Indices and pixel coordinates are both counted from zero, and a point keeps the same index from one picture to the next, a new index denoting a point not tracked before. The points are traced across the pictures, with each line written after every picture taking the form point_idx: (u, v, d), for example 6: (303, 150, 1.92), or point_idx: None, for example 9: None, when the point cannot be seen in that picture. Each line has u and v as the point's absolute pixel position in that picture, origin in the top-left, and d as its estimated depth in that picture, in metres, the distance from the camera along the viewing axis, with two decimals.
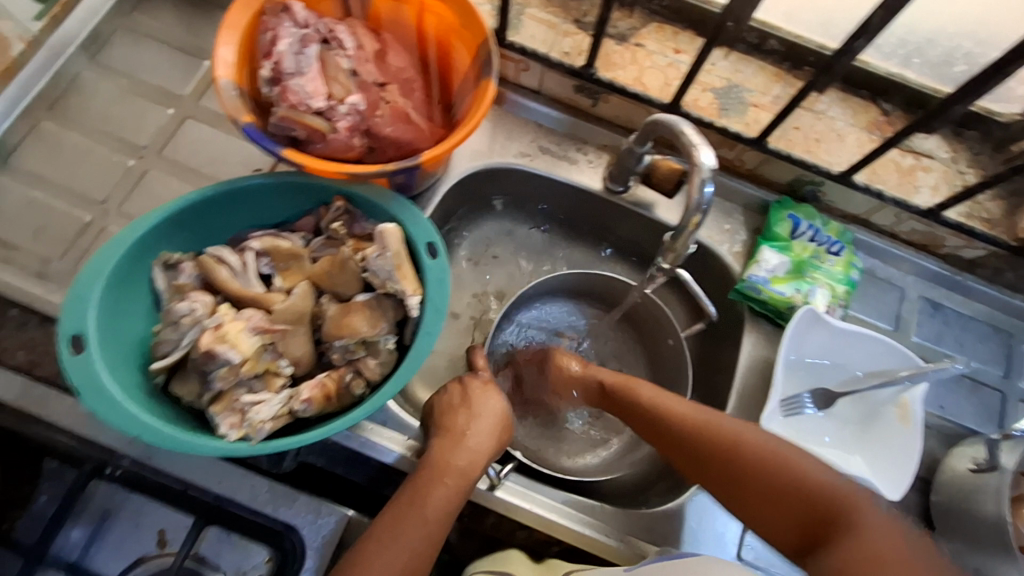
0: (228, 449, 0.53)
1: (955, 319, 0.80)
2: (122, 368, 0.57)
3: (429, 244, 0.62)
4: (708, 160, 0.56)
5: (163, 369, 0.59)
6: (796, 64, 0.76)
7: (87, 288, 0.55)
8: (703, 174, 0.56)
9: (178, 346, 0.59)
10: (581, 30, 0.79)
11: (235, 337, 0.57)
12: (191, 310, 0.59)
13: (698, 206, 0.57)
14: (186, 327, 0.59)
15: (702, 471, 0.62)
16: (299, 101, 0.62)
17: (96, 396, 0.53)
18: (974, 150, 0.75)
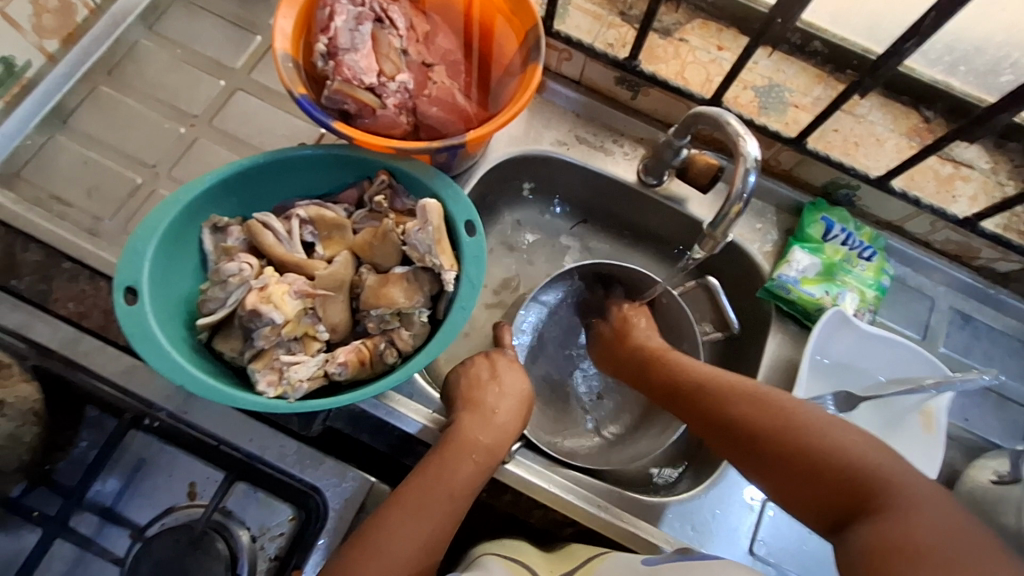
0: (267, 404, 0.56)
1: (984, 332, 0.79)
2: (170, 321, 0.59)
3: (467, 222, 0.63)
4: (753, 151, 0.57)
5: (208, 326, 0.61)
6: (839, 67, 0.77)
7: (143, 243, 0.58)
8: (747, 165, 0.57)
9: (223, 305, 0.61)
10: (625, 23, 0.80)
11: (279, 298, 0.59)
12: (240, 270, 0.61)
13: (739, 195, 0.58)
14: (233, 286, 0.61)
15: (732, 434, 0.62)
16: (353, 75, 0.64)
17: (147, 344, 0.56)
18: (1016, 161, 0.77)
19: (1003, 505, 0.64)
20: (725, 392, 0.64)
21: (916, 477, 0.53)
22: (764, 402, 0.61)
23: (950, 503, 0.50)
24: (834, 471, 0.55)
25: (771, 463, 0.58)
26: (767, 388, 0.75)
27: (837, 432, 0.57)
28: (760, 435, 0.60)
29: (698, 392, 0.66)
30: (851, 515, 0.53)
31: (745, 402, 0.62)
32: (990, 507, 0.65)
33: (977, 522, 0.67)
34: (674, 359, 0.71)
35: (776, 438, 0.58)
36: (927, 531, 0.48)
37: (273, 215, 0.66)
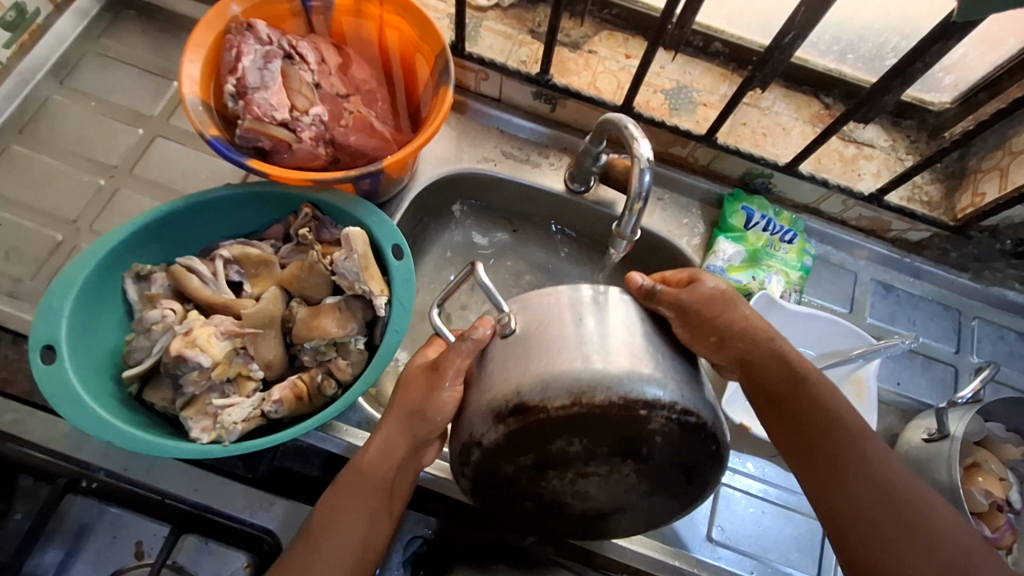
0: (200, 451, 0.55)
1: (906, 299, 0.83)
2: (94, 377, 0.58)
3: (395, 246, 0.63)
4: (646, 151, 0.59)
5: (136, 378, 0.60)
6: (740, 64, 0.81)
7: (59, 299, 0.57)
8: (642, 164, 0.59)
9: (149, 354, 0.60)
10: (536, 40, 0.83)
11: (206, 341, 0.58)
12: (163, 316, 0.60)
13: (639, 195, 0.59)
14: (157, 334, 0.60)
15: (774, 391, 0.56)
16: (264, 112, 0.64)
17: (68, 404, 0.54)
18: (913, 137, 0.81)
19: (935, 461, 0.67)
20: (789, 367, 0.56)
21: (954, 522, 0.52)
22: (862, 450, 0.54)
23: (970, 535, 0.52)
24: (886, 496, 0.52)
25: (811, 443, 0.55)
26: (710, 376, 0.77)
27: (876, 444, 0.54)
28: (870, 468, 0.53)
29: (792, 389, 0.56)
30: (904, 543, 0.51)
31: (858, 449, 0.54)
32: (925, 466, 0.68)
33: None
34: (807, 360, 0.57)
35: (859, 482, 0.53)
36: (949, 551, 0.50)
37: (199, 258, 0.65)
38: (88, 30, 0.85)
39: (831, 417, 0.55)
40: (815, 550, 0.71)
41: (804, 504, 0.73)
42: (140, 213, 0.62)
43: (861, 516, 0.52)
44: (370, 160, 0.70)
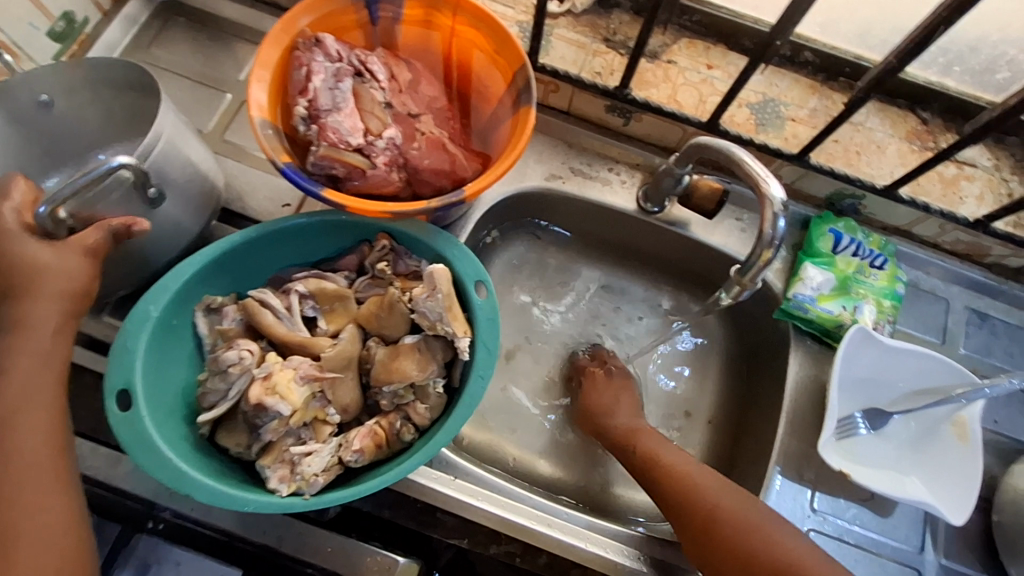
0: (284, 504, 0.52)
1: (1003, 329, 0.78)
2: (168, 421, 0.56)
3: (479, 283, 0.61)
4: (777, 191, 0.54)
5: (209, 421, 0.58)
6: (832, 75, 0.75)
7: (133, 339, 0.55)
8: (774, 207, 0.54)
9: (225, 397, 0.58)
10: (611, 49, 0.77)
11: (286, 388, 0.56)
12: (240, 358, 0.58)
13: (771, 239, 0.55)
14: (234, 376, 0.58)
15: (669, 501, 0.62)
16: (339, 138, 0.60)
17: (146, 454, 0.52)
18: (1018, 156, 0.75)
19: None
20: (659, 471, 0.64)
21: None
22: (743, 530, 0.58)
23: None
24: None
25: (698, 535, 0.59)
26: (794, 412, 0.73)
27: (756, 514, 0.59)
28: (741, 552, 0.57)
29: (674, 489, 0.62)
30: None
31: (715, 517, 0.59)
32: None
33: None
34: (695, 467, 0.63)
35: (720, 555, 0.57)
36: None
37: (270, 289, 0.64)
38: (137, 38, 0.81)
39: (702, 501, 0.60)
40: None
41: (898, 552, 0.69)
42: (210, 245, 0.59)
43: None
44: (445, 185, 0.65)
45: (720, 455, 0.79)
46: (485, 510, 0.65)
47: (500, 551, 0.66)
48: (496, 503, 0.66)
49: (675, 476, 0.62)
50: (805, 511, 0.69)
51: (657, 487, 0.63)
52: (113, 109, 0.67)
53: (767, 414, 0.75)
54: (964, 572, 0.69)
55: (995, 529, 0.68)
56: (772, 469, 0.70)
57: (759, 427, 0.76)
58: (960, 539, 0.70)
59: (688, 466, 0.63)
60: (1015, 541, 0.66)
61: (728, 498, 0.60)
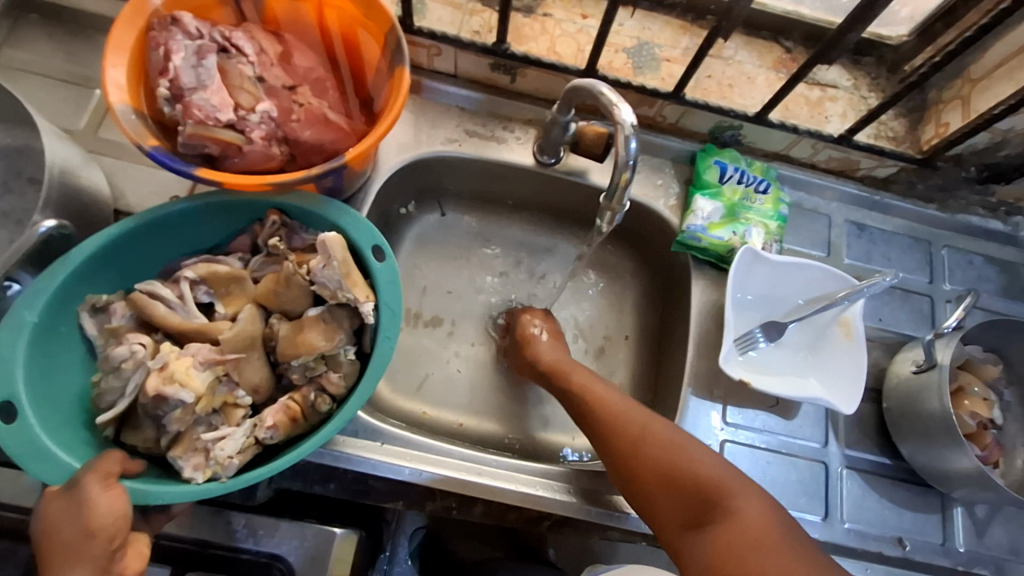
0: (199, 491, 0.53)
1: (879, 236, 0.84)
2: (63, 429, 0.55)
3: (375, 247, 0.61)
4: (627, 117, 0.57)
5: (111, 422, 0.58)
6: (699, 14, 0.79)
7: (9, 351, 0.53)
8: (626, 131, 0.57)
9: (122, 395, 0.58)
10: (487, 8, 0.78)
11: (184, 374, 0.56)
12: (132, 352, 0.58)
13: (625, 162, 0.58)
14: (128, 372, 0.57)
15: (593, 426, 0.64)
16: (207, 115, 0.58)
17: (42, 463, 0.51)
18: (873, 74, 0.81)
19: (926, 391, 0.69)
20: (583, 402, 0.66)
21: (746, 486, 0.55)
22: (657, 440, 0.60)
23: (775, 518, 0.52)
24: (672, 484, 0.57)
25: (621, 453, 0.61)
26: (701, 335, 0.77)
27: (671, 431, 0.60)
28: (652, 461, 0.58)
29: (597, 413, 0.64)
30: (699, 518, 0.54)
31: (652, 444, 0.59)
32: (916, 397, 0.70)
33: (906, 413, 0.72)
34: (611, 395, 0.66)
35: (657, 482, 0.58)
36: (748, 521, 0.51)
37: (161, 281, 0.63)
38: None
39: (617, 419, 0.63)
40: (819, 491, 0.73)
41: (805, 448, 0.74)
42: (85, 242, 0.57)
43: (664, 512, 0.56)
44: (329, 154, 0.65)
45: (642, 388, 0.83)
46: (411, 471, 0.67)
47: (437, 506, 0.67)
48: (424, 461, 0.67)
49: (594, 402, 0.65)
50: (718, 424, 0.74)
51: (583, 416, 0.66)
52: None
53: (678, 341, 0.80)
54: (865, 457, 0.75)
55: (886, 415, 0.75)
56: (684, 391, 0.74)
57: (673, 355, 0.80)
58: (858, 428, 0.76)
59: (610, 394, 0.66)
60: (902, 422, 0.73)
61: (645, 415, 0.62)
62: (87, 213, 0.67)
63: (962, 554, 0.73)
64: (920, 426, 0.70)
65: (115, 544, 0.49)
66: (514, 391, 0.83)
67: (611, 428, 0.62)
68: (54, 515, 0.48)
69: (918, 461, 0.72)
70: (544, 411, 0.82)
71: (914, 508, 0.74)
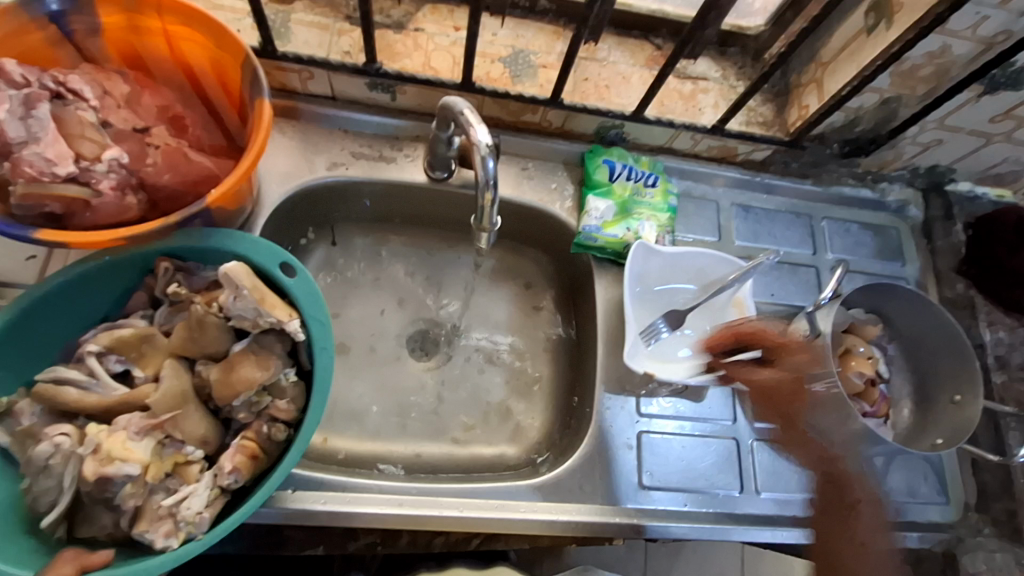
0: (180, 555, 0.50)
1: (764, 215, 0.89)
2: (1, 543, 0.49)
3: (283, 264, 0.59)
4: (485, 137, 0.58)
5: (60, 520, 0.52)
6: (570, 18, 0.81)
7: None
8: (484, 151, 0.57)
9: (60, 492, 0.51)
10: (356, 27, 0.76)
11: (123, 450, 0.50)
12: (57, 446, 0.51)
13: (486, 182, 0.59)
14: (60, 467, 0.51)
15: None
16: (41, 171, 0.54)
17: None
18: (739, 64, 0.85)
19: None
20: None
21: None
22: None
23: None
24: None
25: None
26: (608, 333, 0.79)
27: None
28: None
29: None
30: None
31: None
32: None
33: None
34: None
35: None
36: None
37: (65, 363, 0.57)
38: None
39: None
40: (733, 468, 0.76)
41: (716, 428, 0.77)
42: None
43: None
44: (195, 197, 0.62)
45: (562, 390, 0.84)
46: (327, 512, 0.64)
47: (361, 545, 0.66)
48: (340, 500, 0.64)
49: None
50: (634, 417, 0.75)
51: None
52: None
53: (589, 340, 0.81)
54: (772, 427, 0.79)
55: None
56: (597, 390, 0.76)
57: (586, 353, 0.81)
58: None
59: None
60: None
61: None
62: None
63: None
64: None
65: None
66: (433, 411, 0.82)
67: None
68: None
69: None
70: (465, 427, 0.81)
71: None
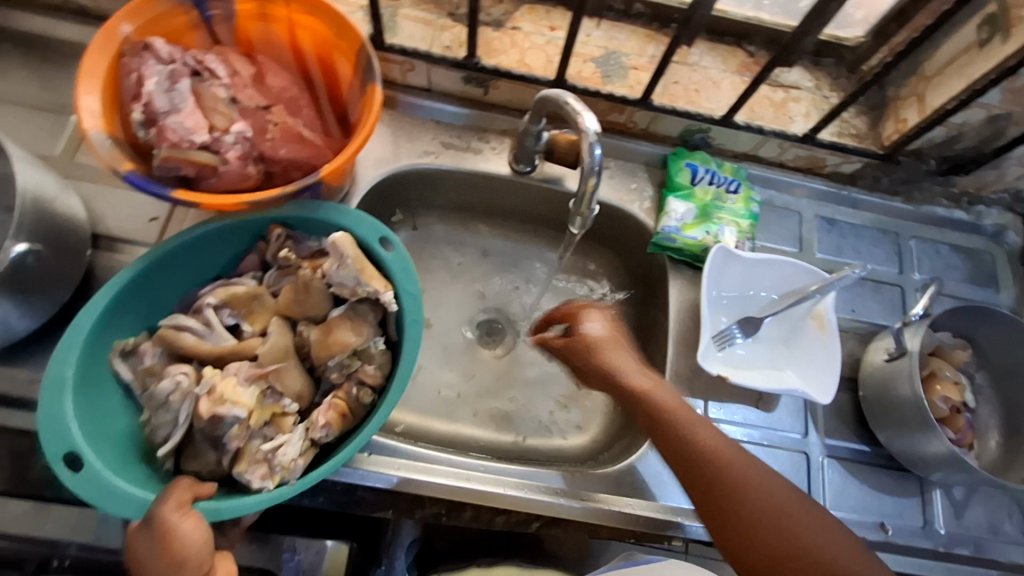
0: (274, 496, 0.54)
1: (849, 230, 0.87)
2: (123, 466, 0.54)
3: (383, 240, 0.63)
4: (593, 125, 0.60)
5: (168, 454, 0.57)
6: (664, 23, 0.82)
7: (57, 402, 0.52)
8: (590, 138, 0.59)
9: (175, 426, 0.57)
10: (457, 23, 0.80)
11: (233, 393, 0.56)
12: (177, 384, 0.57)
13: (591, 169, 0.60)
14: (177, 403, 0.56)
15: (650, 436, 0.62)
16: (180, 138, 0.60)
17: (116, 500, 0.51)
18: (834, 74, 0.84)
19: (898, 378, 0.71)
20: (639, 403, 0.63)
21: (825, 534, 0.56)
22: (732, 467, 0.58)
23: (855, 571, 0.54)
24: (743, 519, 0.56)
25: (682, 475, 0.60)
26: (680, 334, 0.79)
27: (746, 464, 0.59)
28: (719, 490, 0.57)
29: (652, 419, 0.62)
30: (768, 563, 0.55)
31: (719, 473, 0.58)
32: (890, 384, 0.72)
33: (880, 400, 0.74)
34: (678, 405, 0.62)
35: (766, 528, 0.56)
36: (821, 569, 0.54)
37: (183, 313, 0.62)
38: None
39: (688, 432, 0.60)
40: (801, 481, 0.74)
41: (785, 440, 0.76)
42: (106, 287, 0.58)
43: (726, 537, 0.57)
44: (305, 171, 0.66)
45: None
46: (400, 478, 0.67)
47: (426, 514, 0.68)
48: (413, 468, 0.68)
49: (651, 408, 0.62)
50: None
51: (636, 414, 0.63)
52: None
53: (659, 341, 0.81)
54: (844, 445, 0.77)
55: (862, 403, 0.77)
56: None
57: (655, 352, 0.82)
58: (836, 417, 0.78)
59: (668, 397, 0.63)
60: (878, 409, 0.75)
61: (717, 440, 0.60)
62: (64, 239, 0.65)
63: (943, 535, 0.75)
64: (893, 412, 0.72)
65: (204, 569, 0.49)
66: (497, 396, 0.84)
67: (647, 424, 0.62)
68: (140, 548, 0.48)
69: (895, 447, 0.74)
70: (528, 415, 0.83)
71: (895, 493, 0.76)
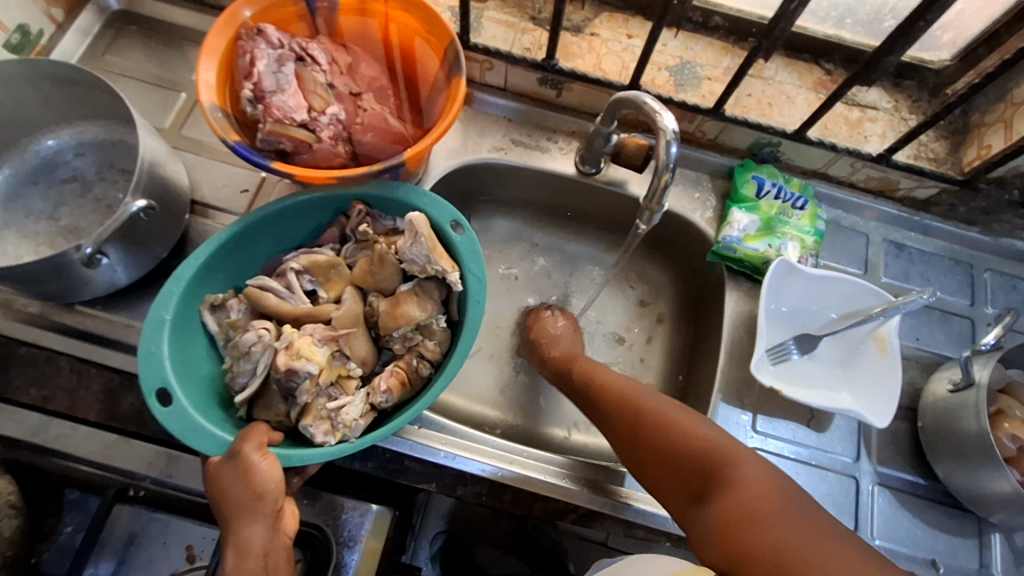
0: (332, 451, 0.57)
1: (918, 257, 0.85)
2: (205, 407, 0.60)
3: (453, 222, 0.66)
4: (671, 123, 0.61)
5: (244, 402, 0.62)
6: (741, 36, 0.82)
7: (156, 342, 0.58)
8: (668, 136, 0.61)
9: (253, 375, 0.62)
10: (538, 27, 0.84)
11: (308, 350, 0.61)
12: (259, 337, 0.62)
13: (666, 165, 0.62)
14: (258, 354, 0.61)
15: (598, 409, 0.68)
16: (284, 115, 0.65)
17: (199, 437, 0.56)
18: (914, 97, 0.83)
19: (962, 410, 0.69)
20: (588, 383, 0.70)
21: (756, 472, 0.56)
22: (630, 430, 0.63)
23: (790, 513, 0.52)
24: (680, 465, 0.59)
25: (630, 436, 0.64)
26: (733, 345, 0.79)
27: (664, 420, 0.62)
28: (652, 442, 0.61)
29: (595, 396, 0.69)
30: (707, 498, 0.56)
31: (648, 427, 0.62)
32: (953, 416, 0.70)
33: (942, 431, 0.71)
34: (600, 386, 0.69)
35: (698, 471, 0.58)
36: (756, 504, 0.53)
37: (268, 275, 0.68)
38: (92, 48, 0.86)
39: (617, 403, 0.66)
40: (849, 505, 0.72)
41: (835, 462, 0.74)
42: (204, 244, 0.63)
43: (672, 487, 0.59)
44: (388, 155, 0.71)
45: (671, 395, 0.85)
46: (447, 454, 0.70)
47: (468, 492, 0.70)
48: (460, 446, 0.71)
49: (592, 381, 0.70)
50: (748, 431, 0.75)
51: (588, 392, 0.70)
52: (51, 95, 0.74)
53: (710, 350, 0.81)
54: (898, 475, 0.75)
55: (921, 434, 0.75)
56: (714, 398, 0.76)
57: (706, 361, 0.82)
58: (891, 445, 0.76)
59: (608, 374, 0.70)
60: (937, 440, 0.72)
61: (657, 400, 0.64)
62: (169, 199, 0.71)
63: None
64: (955, 444, 0.70)
65: (278, 505, 0.53)
66: (540, 390, 0.86)
67: (596, 400, 0.69)
68: (224, 478, 0.53)
69: (954, 482, 0.71)
70: (572, 412, 0.85)
71: (950, 531, 0.73)
